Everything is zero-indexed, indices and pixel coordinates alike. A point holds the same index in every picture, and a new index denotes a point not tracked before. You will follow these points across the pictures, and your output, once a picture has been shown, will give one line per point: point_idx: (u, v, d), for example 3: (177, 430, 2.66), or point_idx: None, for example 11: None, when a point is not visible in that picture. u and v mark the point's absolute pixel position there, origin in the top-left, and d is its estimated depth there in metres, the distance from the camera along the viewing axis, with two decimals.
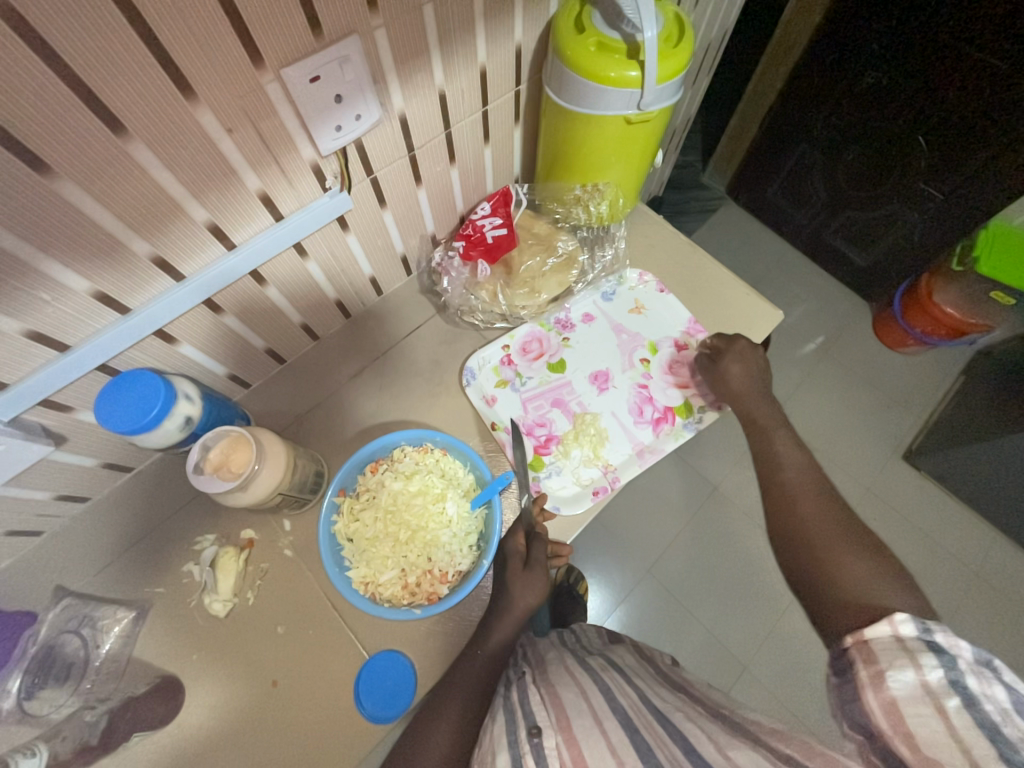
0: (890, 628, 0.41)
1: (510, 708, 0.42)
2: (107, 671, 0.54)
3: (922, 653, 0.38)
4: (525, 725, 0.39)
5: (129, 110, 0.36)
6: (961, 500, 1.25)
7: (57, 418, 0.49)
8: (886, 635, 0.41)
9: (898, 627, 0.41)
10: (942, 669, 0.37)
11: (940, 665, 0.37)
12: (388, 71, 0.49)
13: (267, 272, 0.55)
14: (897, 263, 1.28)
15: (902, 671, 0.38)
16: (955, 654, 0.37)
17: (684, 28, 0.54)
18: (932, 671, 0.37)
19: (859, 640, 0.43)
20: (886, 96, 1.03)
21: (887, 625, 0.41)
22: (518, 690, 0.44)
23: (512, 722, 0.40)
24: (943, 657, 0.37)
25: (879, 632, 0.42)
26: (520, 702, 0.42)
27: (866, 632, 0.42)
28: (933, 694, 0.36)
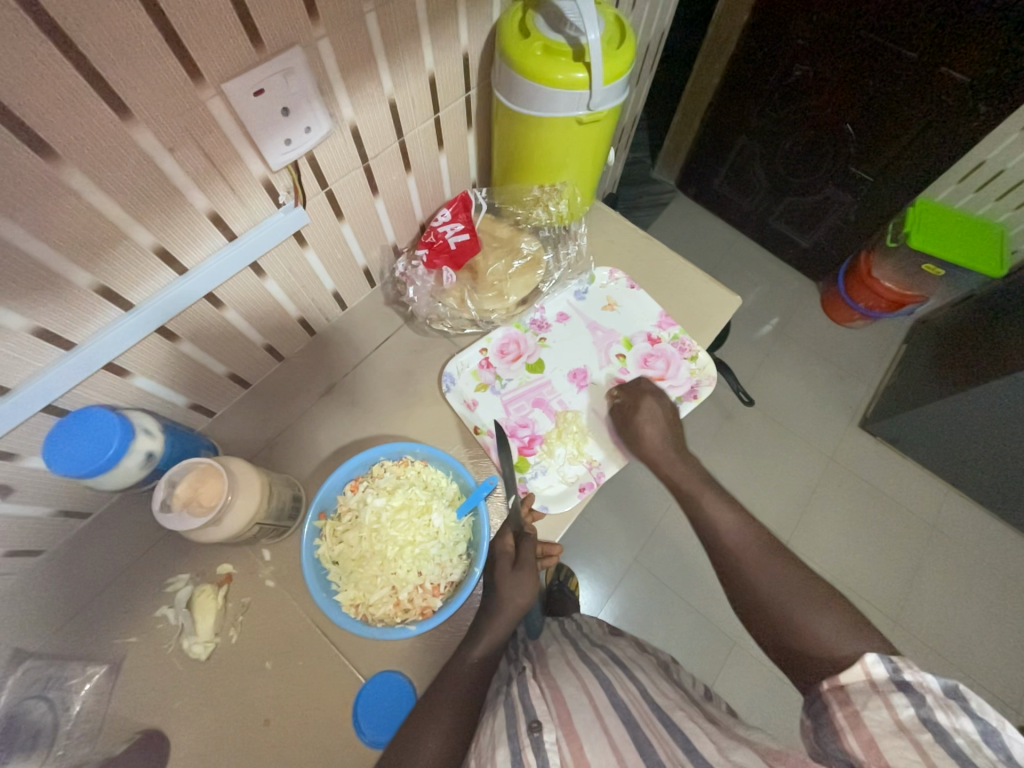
0: (862, 671, 0.45)
1: (510, 701, 0.42)
2: (81, 732, 0.51)
3: (894, 695, 0.42)
4: (525, 719, 0.39)
5: (59, 134, 0.34)
6: (914, 460, 1.34)
7: (0, 469, 0.45)
8: (859, 679, 0.45)
9: (869, 670, 0.45)
10: (913, 708, 0.40)
11: (911, 703, 0.41)
12: (336, 82, 0.48)
13: (223, 294, 0.53)
14: (838, 243, 1.36)
15: (878, 711, 0.41)
16: (923, 691, 0.41)
17: (625, 29, 0.56)
18: (904, 710, 0.40)
19: (835, 685, 0.46)
20: (815, 87, 1.09)
21: (860, 668, 0.45)
22: (518, 686, 0.44)
23: (512, 715, 0.40)
24: (912, 696, 0.41)
25: (853, 676, 0.45)
26: (520, 697, 0.42)
27: (840, 677, 0.46)
28: (908, 732, 0.39)
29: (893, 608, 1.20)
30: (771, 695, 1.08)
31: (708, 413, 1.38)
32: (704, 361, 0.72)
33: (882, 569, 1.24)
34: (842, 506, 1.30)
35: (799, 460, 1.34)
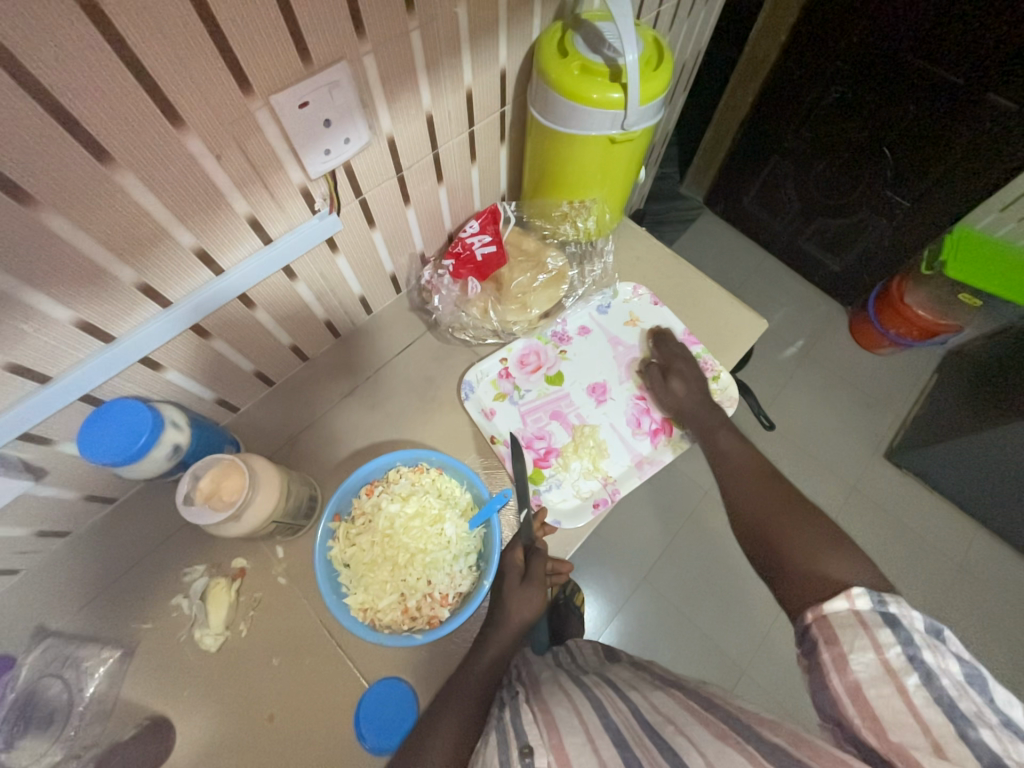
0: (847, 603, 0.43)
1: (502, 730, 0.42)
2: (93, 714, 0.52)
3: (880, 630, 0.40)
4: (517, 745, 0.39)
5: (115, 138, 0.36)
6: (941, 496, 1.29)
7: (37, 452, 0.47)
8: (844, 610, 0.43)
9: (854, 603, 0.43)
10: (900, 647, 0.39)
11: (898, 642, 0.39)
12: (377, 96, 0.49)
13: (256, 295, 0.55)
14: (870, 268, 1.33)
15: (864, 651, 0.40)
16: (909, 628, 0.40)
17: (663, 51, 0.56)
18: (891, 649, 0.39)
19: (818, 616, 0.44)
20: (855, 109, 1.07)
21: (844, 600, 0.44)
22: (512, 710, 0.44)
23: (504, 744, 0.40)
24: (900, 632, 0.40)
25: (837, 607, 0.44)
26: (513, 724, 0.42)
27: (825, 607, 0.45)
28: (893, 673, 0.38)
29: None
30: None
31: None
32: (726, 380, 0.72)
33: None
34: (862, 539, 1.26)
35: (819, 488, 1.30)
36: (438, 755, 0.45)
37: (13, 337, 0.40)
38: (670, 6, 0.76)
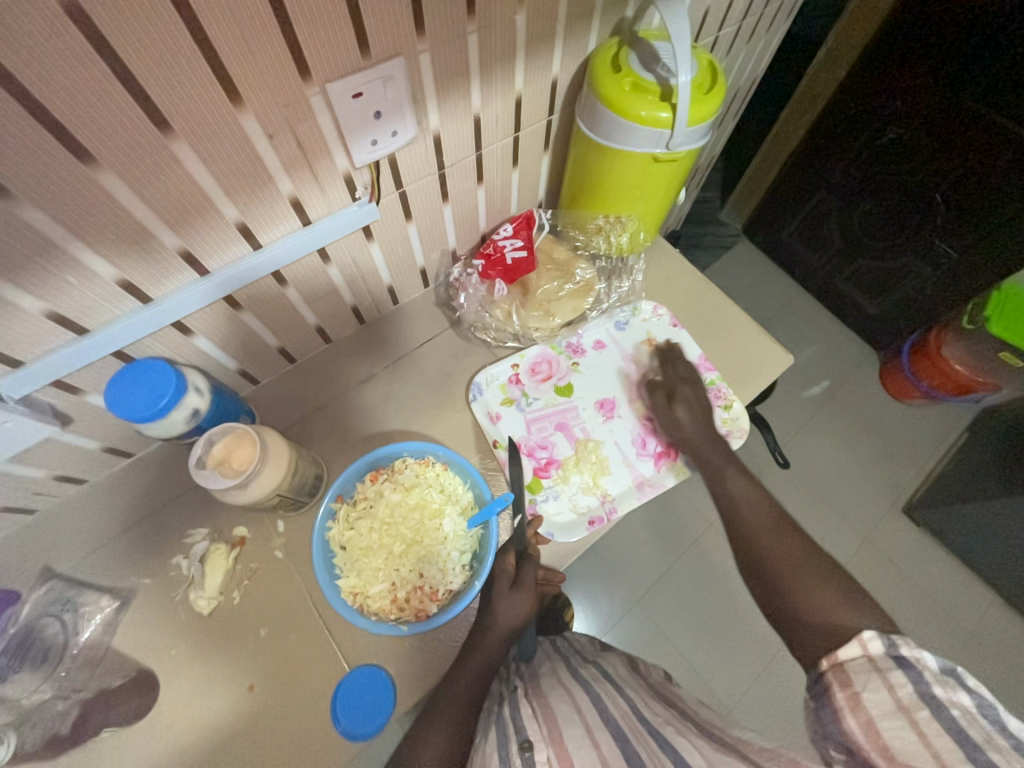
0: (860, 648, 0.42)
1: (501, 723, 0.44)
2: (83, 659, 0.54)
3: (893, 673, 0.39)
4: (517, 739, 0.41)
5: (178, 111, 0.37)
6: (959, 559, 1.23)
7: (66, 400, 0.49)
8: (857, 655, 0.42)
9: (867, 646, 0.42)
10: (911, 685, 0.38)
11: (909, 680, 0.38)
12: (428, 94, 0.50)
13: (289, 273, 0.56)
14: (907, 315, 1.29)
15: (876, 691, 0.39)
16: (922, 667, 0.38)
17: (717, 75, 0.56)
18: (903, 687, 0.38)
19: (833, 662, 0.43)
20: (907, 152, 1.05)
21: (857, 645, 0.42)
22: (511, 705, 0.46)
23: (503, 737, 0.41)
24: (911, 673, 0.38)
25: (850, 653, 0.42)
26: (512, 717, 0.44)
27: (838, 653, 0.43)
28: (906, 711, 0.37)
29: None
30: None
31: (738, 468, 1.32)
32: (738, 411, 0.70)
33: None
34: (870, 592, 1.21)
35: (829, 534, 1.26)
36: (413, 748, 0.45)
37: (58, 288, 0.42)
38: (730, 31, 0.76)
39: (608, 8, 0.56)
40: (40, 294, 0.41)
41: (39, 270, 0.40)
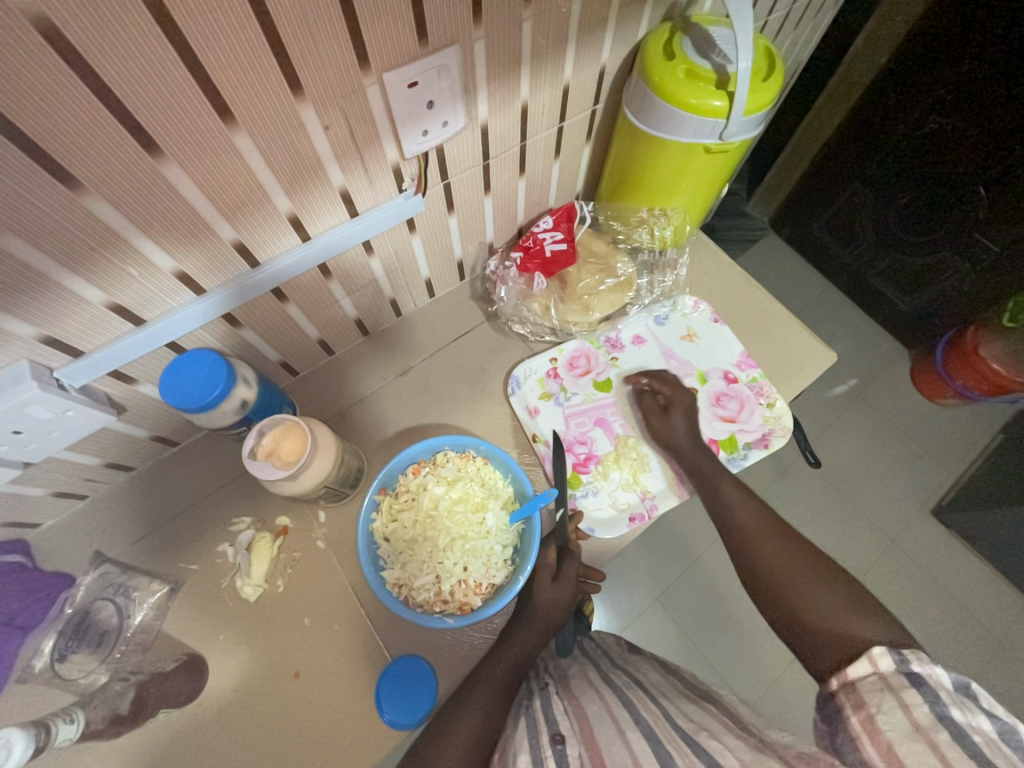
0: (870, 665, 0.41)
1: (531, 714, 0.44)
2: (136, 642, 0.55)
3: (905, 692, 0.38)
4: (548, 731, 0.41)
5: (243, 102, 0.37)
6: (988, 563, 1.21)
7: (120, 389, 0.50)
8: (868, 672, 0.41)
9: (877, 663, 0.41)
10: (927, 705, 0.36)
11: (926, 701, 0.36)
12: (480, 83, 0.49)
13: (333, 266, 0.56)
14: (943, 312, 1.25)
15: (891, 712, 0.37)
16: (935, 686, 0.37)
17: (774, 61, 0.54)
18: (919, 708, 0.36)
19: (843, 681, 0.42)
20: (952, 141, 1.00)
21: (867, 662, 0.42)
22: (542, 699, 0.46)
23: (533, 728, 0.42)
24: (926, 692, 0.37)
25: (861, 670, 0.41)
26: (543, 711, 0.44)
27: (849, 671, 0.42)
28: (924, 732, 0.35)
29: None
30: None
31: (762, 466, 1.30)
32: (781, 409, 0.69)
33: None
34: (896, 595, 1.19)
35: (855, 535, 1.24)
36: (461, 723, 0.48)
37: (120, 279, 0.42)
38: (778, 16, 0.73)
39: None
40: (101, 285, 0.41)
41: (101, 260, 0.40)
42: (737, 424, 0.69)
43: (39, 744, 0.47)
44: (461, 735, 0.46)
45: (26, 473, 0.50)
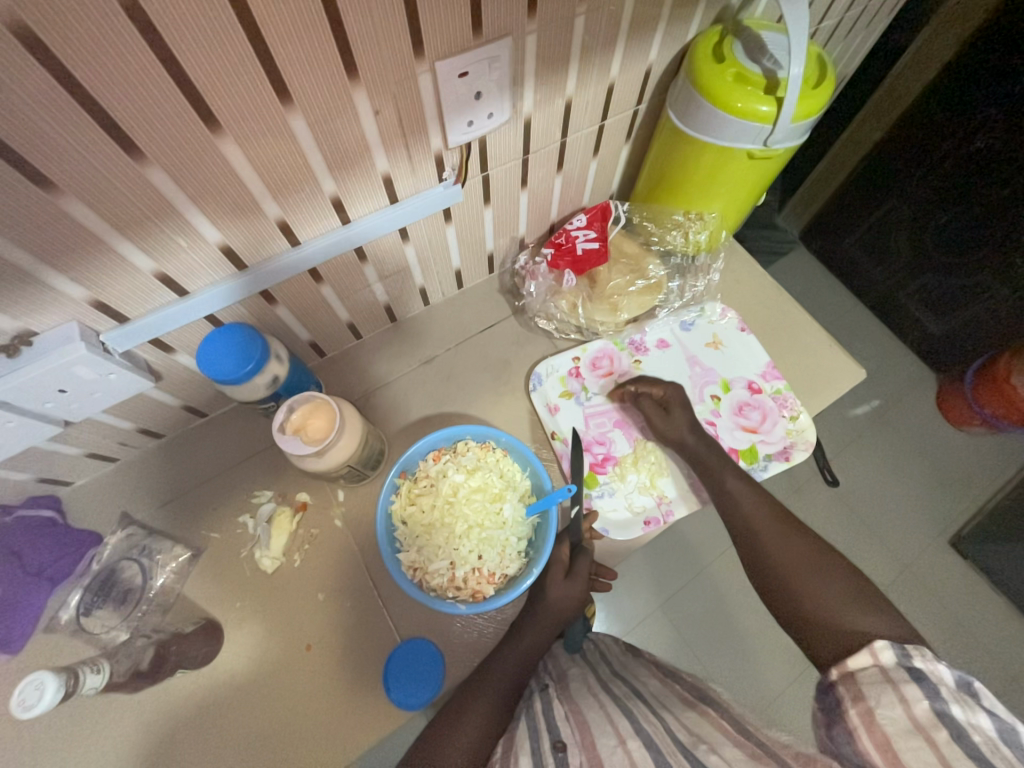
0: (870, 655, 0.41)
1: (532, 717, 0.44)
2: (156, 604, 0.56)
3: (906, 685, 0.37)
4: (549, 737, 0.41)
5: (301, 83, 0.38)
6: (1005, 599, 1.18)
7: (159, 357, 0.52)
8: (867, 665, 0.40)
9: (878, 657, 0.40)
10: (927, 700, 0.36)
11: (925, 696, 0.36)
12: (527, 77, 0.50)
13: (369, 250, 0.57)
14: (976, 338, 1.21)
15: (890, 706, 0.37)
16: (936, 681, 0.36)
17: (826, 70, 0.53)
18: (919, 703, 0.36)
19: (843, 671, 0.41)
20: (998, 162, 0.98)
21: (867, 653, 0.41)
22: (542, 701, 0.46)
23: (535, 732, 0.42)
24: (926, 687, 0.36)
25: (860, 662, 0.41)
26: (543, 714, 0.44)
27: (848, 662, 0.42)
28: (923, 729, 0.34)
29: None
30: None
31: (777, 482, 1.28)
32: (805, 423, 0.68)
33: None
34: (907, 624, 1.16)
35: (868, 559, 1.22)
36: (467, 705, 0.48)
37: (169, 249, 0.43)
38: (830, 24, 0.72)
39: None
40: (152, 254, 0.43)
41: (154, 230, 0.41)
42: (759, 435, 0.68)
43: (68, 689, 0.47)
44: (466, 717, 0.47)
45: (65, 433, 0.51)
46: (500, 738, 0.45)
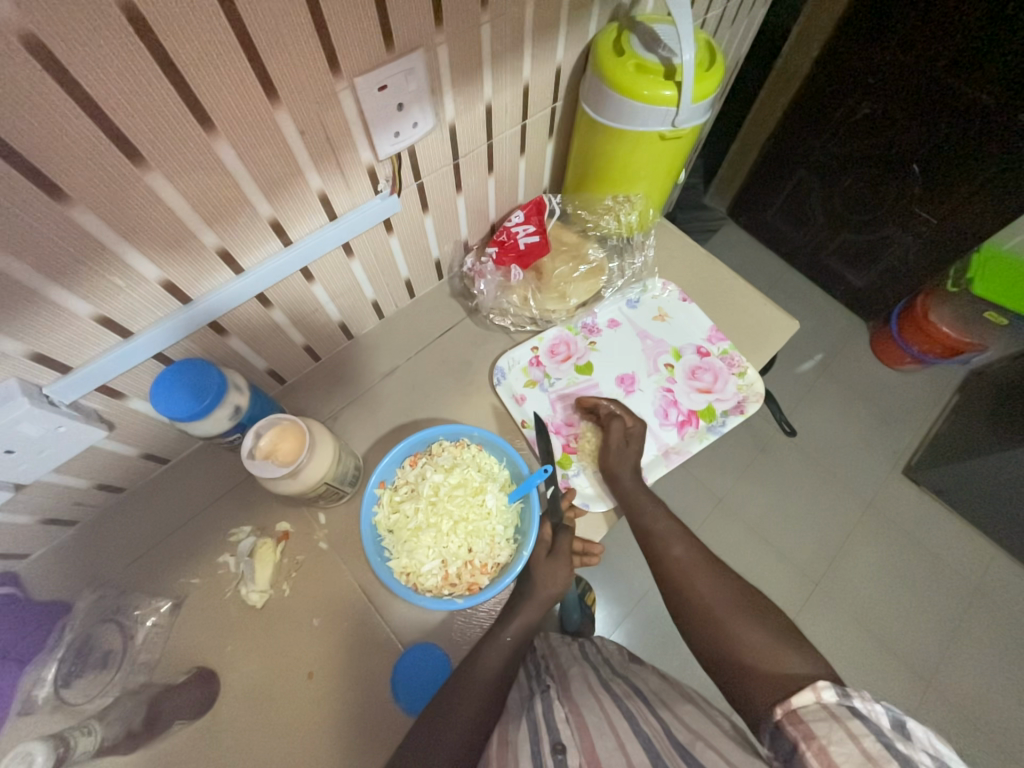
0: (815, 697, 0.41)
1: (532, 719, 0.45)
2: (140, 663, 0.54)
3: (851, 720, 0.37)
4: (549, 740, 0.42)
5: (221, 109, 0.39)
6: (958, 515, 1.28)
7: (110, 405, 0.50)
8: (811, 703, 0.40)
9: (821, 695, 0.40)
10: (873, 737, 0.36)
11: (870, 733, 0.36)
12: (445, 86, 0.52)
13: (315, 270, 0.58)
14: (893, 285, 1.33)
15: (841, 741, 0.36)
16: (877, 720, 0.36)
17: (715, 54, 0.59)
18: (866, 741, 0.35)
19: (788, 711, 0.41)
20: (882, 124, 1.08)
21: (812, 693, 0.41)
22: (543, 702, 0.47)
23: (535, 736, 0.43)
24: (871, 724, 0.36)
25: (805, 700, 0.41)
26: (544, 716, 0.45)
27: (793, 701, 0.41)
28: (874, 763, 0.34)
29: (922, 665, 1.15)
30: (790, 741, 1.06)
31: (742, 443, 1.36)
32: (753, 377, 0.72)
33: (915, 625, 1.19)
34: (876, 556, 1.25)
35: (835, 501, 1.30)
36: (474, 692, 0.49)
37: (107, 291, 0.43)
38: (714, 15, 0.79)
39: None
40: (88, 297, 0.42)
41: (88, 273, 0.41)
42: (713, 393, 0.72)
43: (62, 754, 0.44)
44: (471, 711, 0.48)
45: (13, 499, 0.49)
46: (499, 735, 0.45)
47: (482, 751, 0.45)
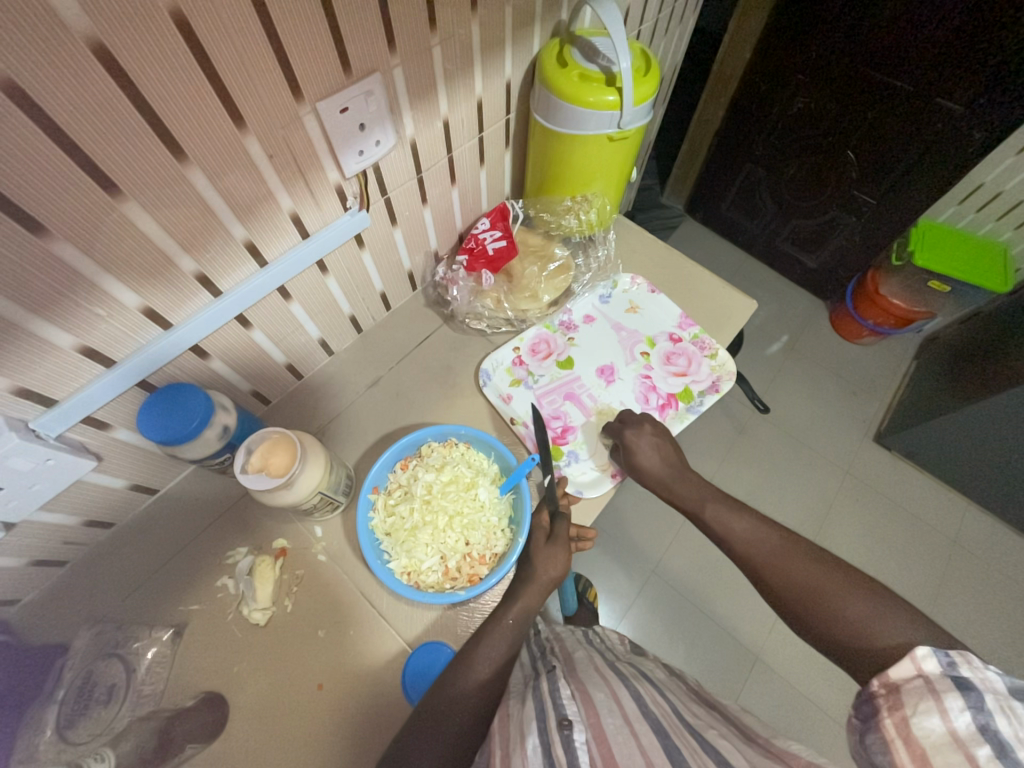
0: (914, 666, 0.40)
1: (539, 696, 0.45)
2: (147, 692, 0.53)
3: (948, 694, 0.37)
4: (555, 716, 0.42)
5: (192, 140, 0.41)
6: (930, 474, 1.35)
7: (96, 436, 0.51)
8: (911, 675, 0.40)
9: (921, 665, 0.40)
10: (970, 712, 0.36)
11: (968, 709, 0.36)
12: (404, 105, 0.55)
13: (292, 288, 0.59)
14: (844, 264, 1.41)
15: (929, 717, 0.37)
16: (984, 692, 0.36)
17: (650, 60, 0.64)
18: (960, 717, 0.36)
19: (885, 683, 0.41)
20: (816, 116, 1.16)
21: (910, 663, 0.40)
22: (548, 680, 0.47)
23: (542, 711, 0.43)
24: (971, 697, 0.36)
25: (904, 672, 0.40)
26: (550, 692, 0.45)
27: (890, 672, 0.41)
28: (962, 744, 0.35)
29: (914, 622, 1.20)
30: (799, 712, 1.08)
31: (722, 425, 1.41)
32: (724, 357, 0.76)
33: (904, 584, 1.23)
34: (859, 522, 1.31)
35: (814, 472, 1.36)
36: (484, 679, 0.50)
37: (89, 321, 0.44)
38: (648, 26, 0.85)
39: (546, 15, 0.63)
40: (71, 328, 0.43)
41: (71, 304, 0.42)
42: (688, 376, 0.76)
43: None
44: (477, 699, 0.49)
45: (2, 543, 0.48)
46: (505, 715, 0.45)
47: (486, 736, 0.45)
